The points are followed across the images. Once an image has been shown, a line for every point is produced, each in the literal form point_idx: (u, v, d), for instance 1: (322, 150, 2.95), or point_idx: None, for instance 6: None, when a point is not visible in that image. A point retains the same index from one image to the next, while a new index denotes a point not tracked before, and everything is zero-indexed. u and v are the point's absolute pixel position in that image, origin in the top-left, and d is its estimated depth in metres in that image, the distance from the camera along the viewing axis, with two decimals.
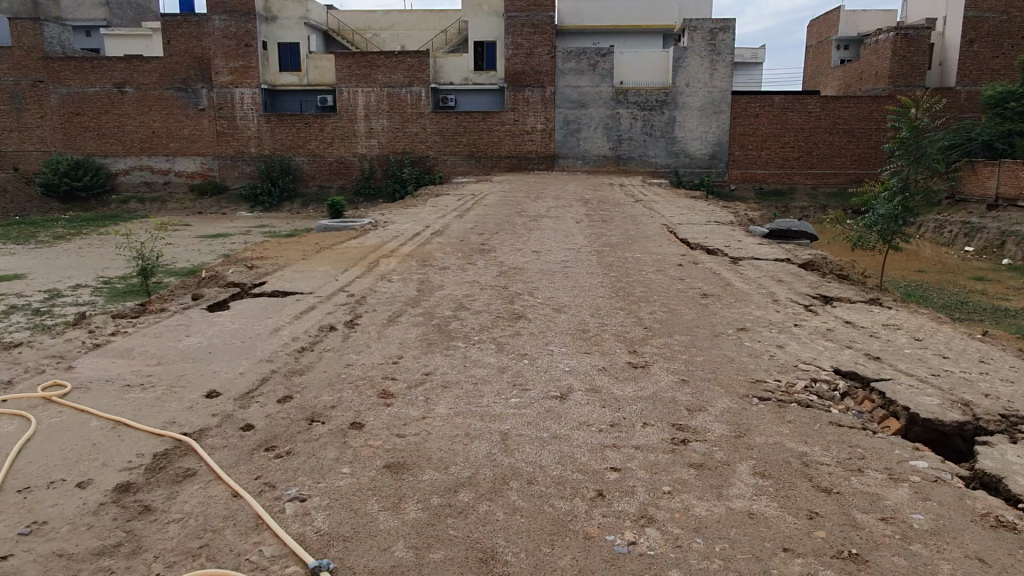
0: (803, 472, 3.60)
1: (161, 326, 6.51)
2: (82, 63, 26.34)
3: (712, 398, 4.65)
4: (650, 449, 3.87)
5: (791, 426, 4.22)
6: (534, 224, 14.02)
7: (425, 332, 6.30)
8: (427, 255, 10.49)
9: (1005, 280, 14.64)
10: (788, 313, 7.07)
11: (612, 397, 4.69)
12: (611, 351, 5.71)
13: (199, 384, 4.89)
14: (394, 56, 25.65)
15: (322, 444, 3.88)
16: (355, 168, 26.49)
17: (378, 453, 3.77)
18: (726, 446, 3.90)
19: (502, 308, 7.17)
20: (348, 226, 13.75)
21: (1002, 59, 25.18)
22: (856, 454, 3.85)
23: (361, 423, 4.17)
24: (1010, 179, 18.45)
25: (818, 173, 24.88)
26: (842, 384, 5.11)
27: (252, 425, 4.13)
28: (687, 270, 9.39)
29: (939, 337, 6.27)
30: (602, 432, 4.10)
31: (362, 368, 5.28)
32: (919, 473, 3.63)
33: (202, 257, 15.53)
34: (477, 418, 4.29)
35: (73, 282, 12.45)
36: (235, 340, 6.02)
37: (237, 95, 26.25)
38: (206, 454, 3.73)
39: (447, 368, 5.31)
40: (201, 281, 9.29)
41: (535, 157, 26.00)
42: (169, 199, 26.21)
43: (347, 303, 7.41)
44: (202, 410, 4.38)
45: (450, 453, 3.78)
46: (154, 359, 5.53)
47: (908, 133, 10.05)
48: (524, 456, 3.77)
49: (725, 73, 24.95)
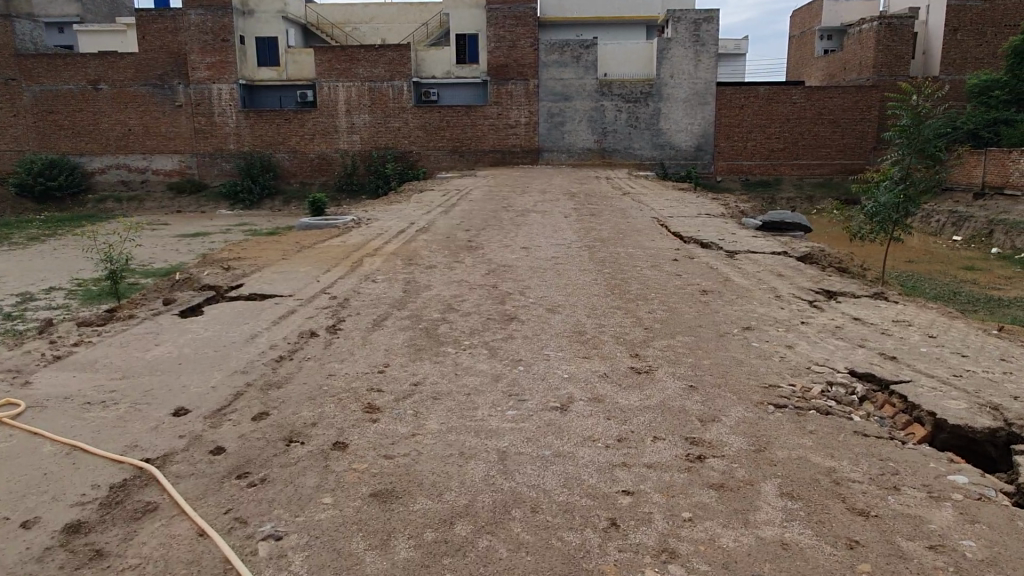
0: (836, 492, 3.27)
1: (127, 336, 6.05)
2: (54, 60, 25.62)
3: (725, 407, 4.30)
4: (664, 468, 3.52)
5: (815, 438, 3.88)
6: (521, 219, 13.65)
7: (413, 337, 5.93)
8: (412, 254, 10.11)
9: (995, 269, 14.45)
10: (793, 310, 6.76)
11: (617, 407, 4.33)
12: (612, 355, 5.36)
13: (165, 401, 4.46)
14: (374, 50, 25.11)
15: (302, 469, 3.49)
16: (336, 164, 25.94)
17: (365, 479, 3.38)
18: (747, 463, 3.55)
19: (494, 309, 6.80)
20: (330, 223, 13.33)
21: (985, 48, 25.14)
22: (889, 469, 3.52)
23: (345, 443, 3.79)
24: (996, 167, 18.30)
25: (803, 164, 24.65)
26: (859, 387, 4.79)
27: (223, 448, 3.72)
28: (682, 265, 9.06)
29: (953, 334, 5.97)
30: (610, 448, 3.75)
31: (346, 378, 4.89)
32: (961, 491, 3.31)
33: (180, 257, 15.05)
34: (472, 435, 3.91)
35: (47, 284, 11.95)
36: (208, 349, 5.61)
37: (214, 91, 25.62)
38: (170, 484, 3.31)
39: (437, 376, 4.93)
40: (174, 285, 8.77)
41: (519, 151, 25.59)
42: (147, 198, 25.54)
43: (329, 306, 7.01)
44: (166, 432, 3.95)
45: (444, 478, 3.40)
46: (116, 373, 5.08)
47: (909, 120, 9.71)
48: (528, 478, 3.40)
49: (709, 64, 24.70)
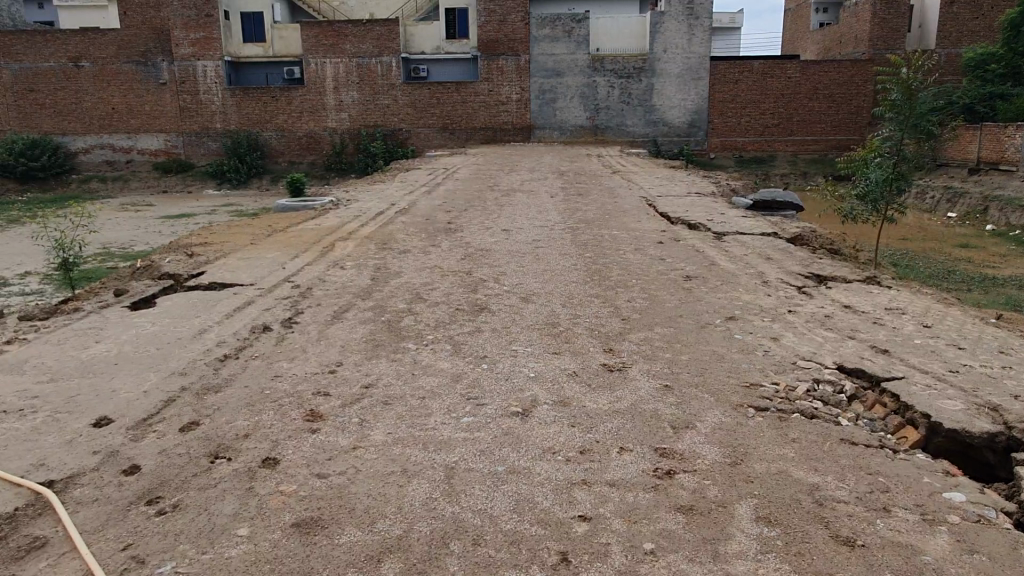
0: (818, 515, 2.91)
1: (67, 332, 5.64)
2: (34, 37, 24.89)
3: (701, 410, 3.93)
4: (628, 486, 3.15)
5: (797, 448, 3.51)
6: (506, 199, 13.25)
7: (374, 331, 5.52)
8: (388, 237, 9.69)
9: (991, 247, 14.05)
10: (779, 297, 6.38)
11: (584, 412, 3.95)
12: (585, 350, 4.98)
13: (88, 409, 4.06)
14: (361, 25, 24.42)
15: (221, 492, 3.10)
16: (325, 143, 25.37)
17: (290, 504, 3.01)
18: (720, 480, 3.19)
19: (463, 298, 6.40)
20: (307, 205, 12.84)
21: (982, 21, 24.58)
22: (879, 486, 3.15)
23: (277, 459, 3.40)
24: (991, 143, 17.90)
25: (797, 140, 24.19)
26: (848, 385, 4.43)
27: (138, 467, 3.33)
28: (668, 248, 8.66)
29: (949, 323, 5.62)
30: (570, 462, 3.38)
31: (292, 380, 4.48)
32: (957, 512, 2.96)
33: (161, 239, 14.61)
34: (420, 448, 3.53)
35: (22, 268, 11.51)
36: (151, 346, 5.20)
37: (199, 68, 24.93)
38: (67, 514, 2.95)
39: (392, 377, 4.52)
40: (134, 273, 8.32)
41: (511, 128, 24.97)
42: (133, 178, 24.91)
43: (290, 297, 6.58)
44: (81, 447, 3.56)
45: (380, 502, 3.02)
46: (46, 375, 4.68)
47: (899, 95, 9.25)
48: (474, 502, 3.02)
49: (703, 38, 24.05)
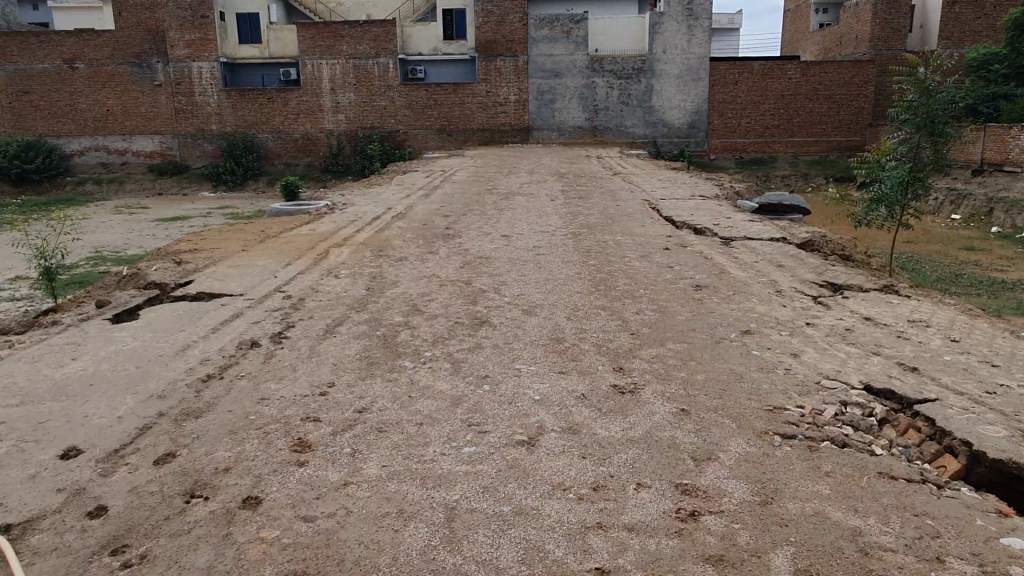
0: (864, 567, 2.60)
1: (42, 349, 5.30)
2: (29, 38, 24.55)
3: (722, 439, 3.61)
4: (649, 531, 2.83)
5: (832, 483, 3.20)
6: (505, 202, 12.93)
7: (368, 347, 5.20)
8: (384, 243, 9.37)
9: (997, 250, 13.77)
10: (796, 308, 6.07)
11: (596, 441, 3.62)
12: (594, 369, 4.64)
13: (57, 437, 3.73)
14: (358, 25, 24.09)
15: (195, 540, 2.78)
16: (321, 144, 25.05)
17: (272, 554, 2.69)
18: (751, 522, 2.87)
19: (463, 311, 6.07)
20: (303, 209, 12.51)
21: (985, 20, 24.29)
22: (928, 530, 2.83)
23: (259, 498, 3.08)
24: (995, 143, 17.64)
25: (798, 140, 23.92)
26: (878, 408, 4.11)
27: (105, 509, 3.01)
28: (676, 254, 8.35)
29: (978, 337, 5.31)
30: (583, 501, 3.06)
31: (279, 405, 4.14)
32: (1019, 563, 2.64)
33: (155, 243, 14.28)
34: (418, 484, 3.21)
35: (12, 274, 11.20)
36: (130, 364, 4.87)
37: (194, 69, 24.59)
38: (22, 567, 2.64)
39: (387, 401, 4.19)
40: (120, 281, 7.99)
41: (509, 129, 24.64)
42: (128, 180, 24.56)
43: (280, 309, 6.24)
44: (43, 484, 3.23)
45: (373, 551, 2.70)
46: (15, 397, 4.35)
47: (917, 95, 8.89)
48: (478, 551, 2.70)
49: (703, 39, 23.78)
